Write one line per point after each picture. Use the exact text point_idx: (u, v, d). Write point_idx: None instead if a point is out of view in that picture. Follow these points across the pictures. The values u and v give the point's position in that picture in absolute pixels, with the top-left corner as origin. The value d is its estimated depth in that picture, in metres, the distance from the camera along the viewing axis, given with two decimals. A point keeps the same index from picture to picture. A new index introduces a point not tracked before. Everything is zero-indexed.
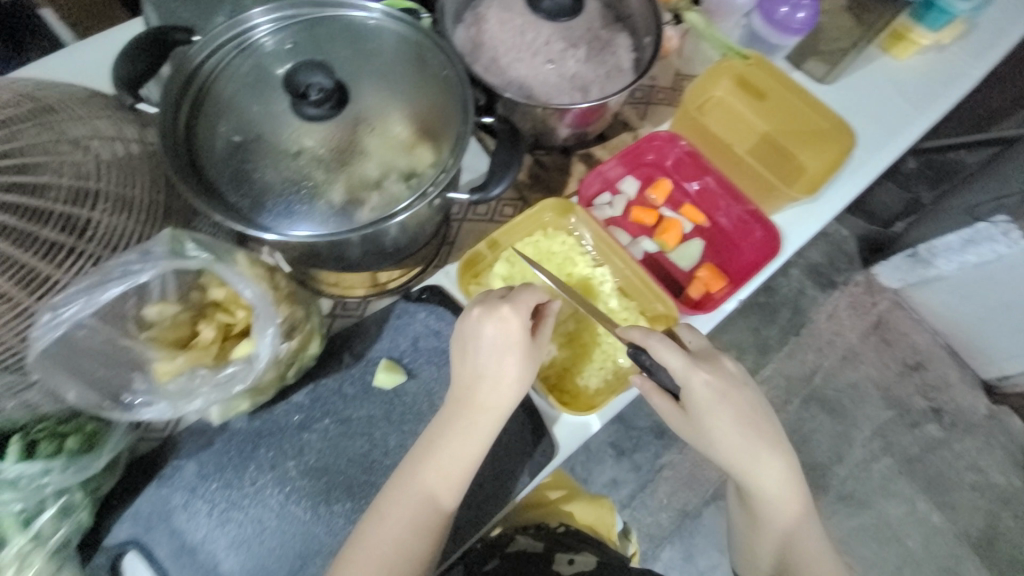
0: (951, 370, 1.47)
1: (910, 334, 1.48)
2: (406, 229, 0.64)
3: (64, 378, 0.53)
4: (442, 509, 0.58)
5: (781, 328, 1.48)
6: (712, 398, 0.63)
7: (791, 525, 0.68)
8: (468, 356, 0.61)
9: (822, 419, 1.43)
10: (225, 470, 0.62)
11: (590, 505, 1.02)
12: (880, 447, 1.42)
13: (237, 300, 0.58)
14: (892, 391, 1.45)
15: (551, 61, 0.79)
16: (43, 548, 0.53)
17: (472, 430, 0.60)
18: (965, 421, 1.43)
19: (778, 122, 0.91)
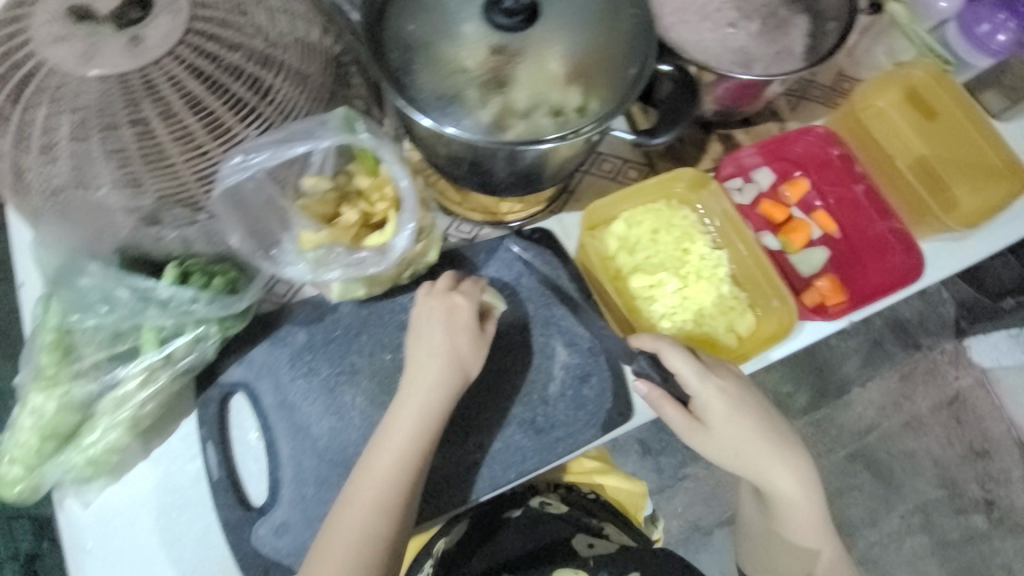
0: (1016, 467, 1.35)
1: (984, 419, 1.35)
2: (552, 162, 0.61)
3: (232, 221, 0.58)
4: (404, 491, 0.57)
5: (851, 372, 1.31)
6: (728, 407, 0.65)
7: (804, 521, 0.71)
8: (423, 337, 0.61)
9: (864, 480, 1.31)
10: (332, 345, 0.66)
11: (623, 482, 0.93)
12: (919, 523, 1.31)
13: (380, 189, 0.59)
14: (948, 471, 1.33)
15: (733, 25, 0.76)
16: (172, 366, 0.58)
17: (433, 413, 0.59)
18: (1014, 520, 1.34)
19: (945, 147, 0.83)
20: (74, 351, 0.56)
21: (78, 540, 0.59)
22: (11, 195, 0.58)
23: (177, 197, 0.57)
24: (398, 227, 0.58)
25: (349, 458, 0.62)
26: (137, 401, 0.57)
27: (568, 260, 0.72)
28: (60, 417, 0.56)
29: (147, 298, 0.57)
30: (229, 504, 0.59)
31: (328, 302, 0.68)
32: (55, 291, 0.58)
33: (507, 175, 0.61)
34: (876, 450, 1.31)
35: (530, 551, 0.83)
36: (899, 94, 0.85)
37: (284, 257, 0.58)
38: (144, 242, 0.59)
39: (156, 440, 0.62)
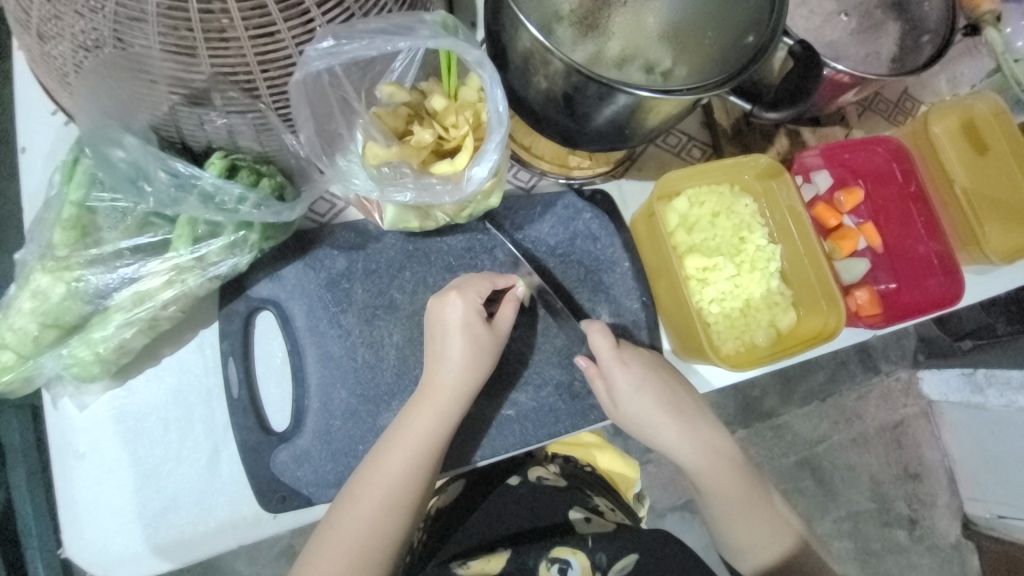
0: (941, 492, 1.31)
1: (922, 447, 1.30)
2: (660, 118, 0.54)
3: (303, 116, 0.50)
4: (415, 486, 0.55)
5: (816, 382, 1.26)
6: (632, 387, 0.62)
7: (736, 503, 0.67)
8: (437, 345, 0.58)
9: (804, 486, 1.25)
10: (374, 275, 0.62)
11: (616, 457, 0.85)
12: (847, 529, 1.27)
13: (457, 112, 0.54)
14: (882, 487, 1.28)
15: (846, 12, 0.73)
16: (203, 270, 0.53)
17: (440, 428, 0.56)
18: (932, 541, 1.30)
19: (985, 184, 0.77)
20: (94, 232, 0.51)
21: (68, 444, 0.54)
22: (31, 39, 0.48)
23: (230, 74, 0.46)
24: (479, 154, 0.53)
25: (383, 397, 0.60)
26: (159, 301, 0.52)
27: (623, 228, 0.69)
28: (64, 306, 0.50)
29: (188, 186, 0.50)
30: (248, 425, 0.56)
31: (373, 230, 0.62)
32: (81, 158, 0.51)
33: (604, 122, 0.54)
34: (821, 459, 1.26)
35: (524, 526, 0.71)
36: (957, 124, 0.78)
37: (350, 169, 0.54)
38: (181, 123, 0.51)
39: (170, 346, 0.57)
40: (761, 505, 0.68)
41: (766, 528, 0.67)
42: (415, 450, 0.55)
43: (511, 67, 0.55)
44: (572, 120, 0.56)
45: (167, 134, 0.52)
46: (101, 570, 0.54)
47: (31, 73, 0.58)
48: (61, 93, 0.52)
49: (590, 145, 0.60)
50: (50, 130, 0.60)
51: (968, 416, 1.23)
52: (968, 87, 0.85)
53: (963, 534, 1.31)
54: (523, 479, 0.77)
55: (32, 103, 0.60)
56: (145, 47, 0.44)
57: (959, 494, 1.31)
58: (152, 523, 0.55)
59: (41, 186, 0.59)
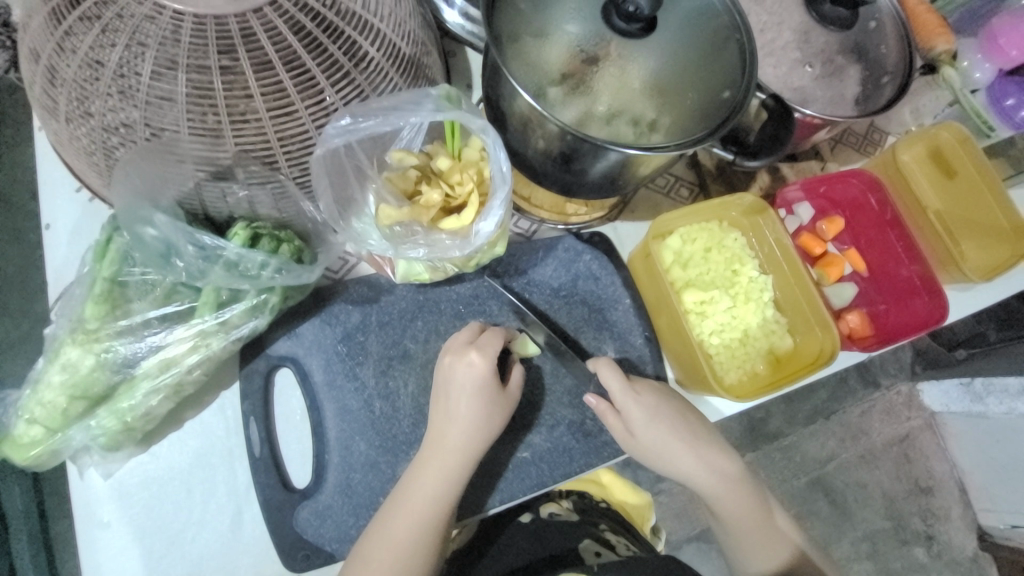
0: (953, 505, 1.31)
1: (929, 459, 1.30)
2: (650, 169, 0.59)
3: (322, 184, 0.54)
4: (429, 544, 0.55)
5: (819, 401, 1.27)
6: (648, 417, 0.63)
7: (754, 526, 0.67)
8: (450, 394, 0.59)
9: (818, 507, 1.24)
10: (389, 327, 0.64)
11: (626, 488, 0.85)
12: (865, 549, 1.26)
13: (462, 171, 0.58)
14: (895, 504, 1.28)
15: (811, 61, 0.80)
16: (226, 334, 0.55)
17: (455, 484, 0.57)
18: (950, 556, 1.29)
19: (954, 206, 0.83)
20: (123, 304, 0.53)
21: (93, 514, 0.55)
22: (65, 129, 0.52)
23: (249, 150, 0.50)
24: (485, 210, 0.56)
25: (401, 445, 0.61)
26: (184, 366, 0.54)
27: (622, 267, 0.73)
28: (93, 377, 0.52)
29: (213, 257, 0.53)
30: (270, 483, 0.57)
31: (384, 283, 0.65)
32: (114, 238, 0.54)
33: (599, 175, 0.59)
34: (832, 478, 1.26)
35: (533, 560, 0.70)
36: (924, 152, 0.84)
37: (365, 230, 0.58)
38: (205, 197, 0.54)
39: (192, 409, 0.58)
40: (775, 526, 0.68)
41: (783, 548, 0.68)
42: (432, 497, 0.56)
43: (510, 130, 0.59)
44: (569, 174, 0.60)
45: (191, 207, 0.55)
46: None
47: (58, 155, 0.62)
48: (90, 175, 0.56)
49: (587, 195, 0.64)
50: (75, 206, 0.63)
51: (971, 426, 1.24)
52: (931, 117, 0.93)
53: (980, 546, 1.30)
54: (534, 516, 0.76)
55: (59, 183, 0.63)
56: (174, 132, 0.49)
57: (971, 506, 1.31)
58: None
59: (67, 261, 0.62)
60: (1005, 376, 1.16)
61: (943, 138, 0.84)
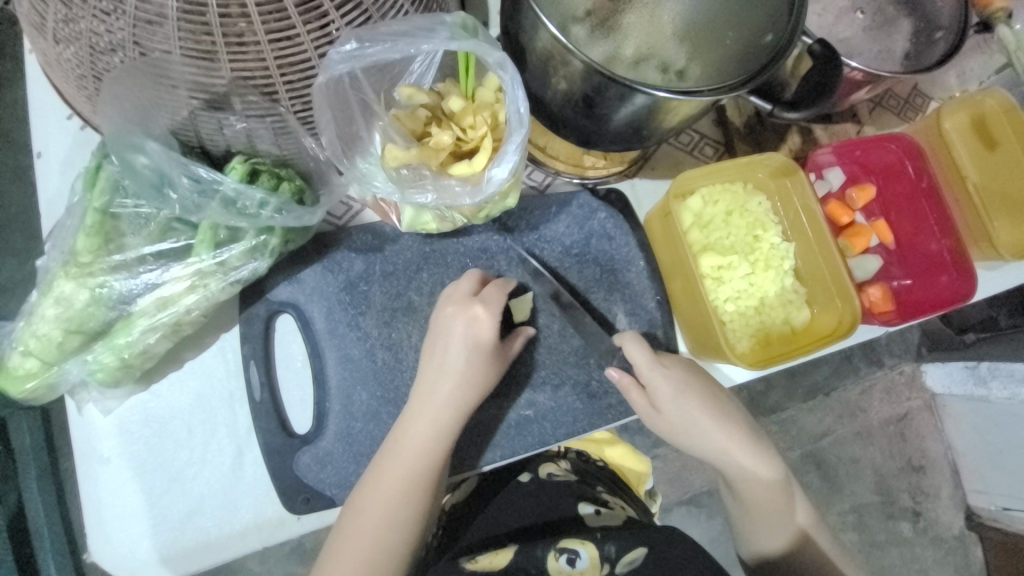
0: (944, 484, 1.31)
1: (925, 439, 1.30)
2: (681, 116, 0.54)
3: (325, 118, 0.50)
4: (426, 494, 0.55)
5: (822, 377, 1.25)
6: (673, 391, 0.63)
7: (775, 502, 0.67)
8: (439, 352, 0.57)
9: (809, 480, 1.25)
10: (393, 277, 0.62)
11: (627, 452, 0.84)
12: (851, 522, 1.27)
13: (475, 113, 0.54)
14: (885, 480, 1.29)
15: (861, 9, 0.73)
16: (225, 275, 0.53)
17: (445, 438, 0.56)
18: (935, 532, 1.31)
19: (996, 178, 0.77)
20: (117, 237, 0.51)
21: (93, 448, 0.55)
22: (45, 43, 0.47)
23: (248, 78, 0.45)
24: (498, 155, 0.53)
25: (403, 397, 0.60)
26: (182, 306, 0.52)
27: (638, 227, 0.69)
28: (89, 312, 0.50)
29: (210, 192, 0.50)
30: (270, 428, 0.57)
31: (390, 232, 0.62)
32: (104, 164, 0.51)
33: (622, 123, 0.54)
34: (826, 453, 1.26)
35: (533, 519, 0.70)
36: (966, 119, 0.78)
37: (370, 172, 0.54)
38: (200, 128, 0.51)
39: (191, 351, 0.57)
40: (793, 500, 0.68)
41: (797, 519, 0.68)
42: (422, 454, 0.55)
43: (530, 68, 0.55)
44: (591, 121, 0.56)
45: (186, 138, 0.52)
46: (129, 573, 0.55)
47: (46, 78, 0.58)
48: (78, 100, 0.52)
49: (607, 146, 0.60)
50: (66, 135, 0.60)
51: (971, 408, 1.23)
52: (976, 83, 0.85)
53: (967, 525, 1.32)
54: (533, 476, 0.76)
55: (47, 109, 0.60)
56: (166, 52, 0.43)
57: (963, 486, 1.32)
58: (178, 526, 0.55)
59: (60, 193, 0.59)
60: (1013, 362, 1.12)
61: (986, 106, 0.78)
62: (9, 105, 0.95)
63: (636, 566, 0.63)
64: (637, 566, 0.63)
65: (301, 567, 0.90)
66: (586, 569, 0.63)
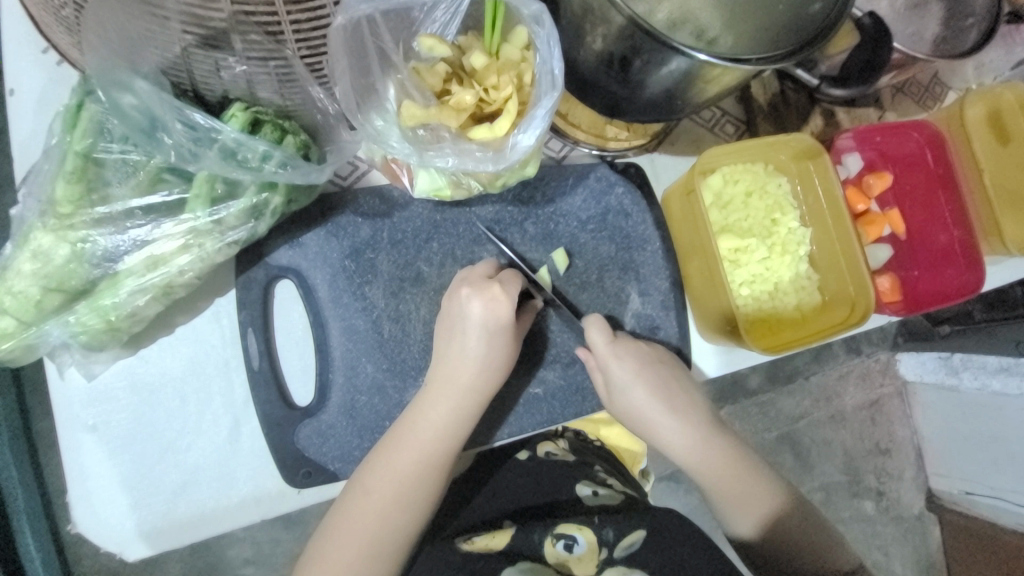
0: (909, 468, 1.37)
1: (897, 426, 1.35)
2: (719, 88, 0.51)
3: (337, 64, 0.45)
4: (435, 476, 0.54)
5: (806, 363, 1.28)
6: (623, 377, 0.61)
7: (738, 483, 0.66)
8: (459, 332, 0.55)
9: (784, 460, 1.29)
10: (402, 246, 0.58)
11: (625, 434, 0.83)
12: (820, 500, 1.32)
13: (500, 71, 0.49)
14: (856, 462, 1.34)
15: None
16: (221, 235, 0.49)
17: (463, 420, 0.54)
18: (896, 512, 1.37)
19: (1011, 175, 0.76)
20: (101, 187, 0.46)
21: (75, 415, 0.51)
22: None
23: (249, 13, 0.39)
24: (525, 121, 0.49)
25: (410, 371, 0.57)
26: (175, 266, 0.48)
27: (656, 205, 0.67)
28: (69, 269, 0.46)
29: (206, 141, 0.46)
30: (270, 399, 0.54)
31: (398, 196, 0.58)
32: (86, 103, 0.46)
33: (656, 90, 0.51)
34: (802, 434, 1.29)
35: (533, 498, 0.70)
36: (987, 110, 0.76)
37: (385, 130, 0.50)
38: (195, 68, 0.45)
39: (184, 315, 0.54)
40: (761, 482, 0.66)
41: (773, 499, 0.66)
42: (434, 436, 0.53)
43: (563, 25, 0.51)
44: (622, 86, 0.52)
45: (178, 79, 0.47)
46: (116, 546, 0.52)
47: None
48: (55, 29, 0.46)
49: (633, 117, 0.57)
50: (38, 69, 0.53)
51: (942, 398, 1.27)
52: (996, 75, 0.84)
53: (926, 506, 1.39)
54: (531, 454, 0.75)
55: (15, 38, 0.53)
56: None
57: (926, 469, 1.38)
58: (169, 499, 0.53)
59: (31, 133, 0.53)
60: (984, 354, 1.17)
61: (1007, 97, 0.76)
62: None
63: (633, 549, 0.64)
64: (636, 549, 0.64)
65: (285, 535, 0.89)
66: (583, 554, 0.64)
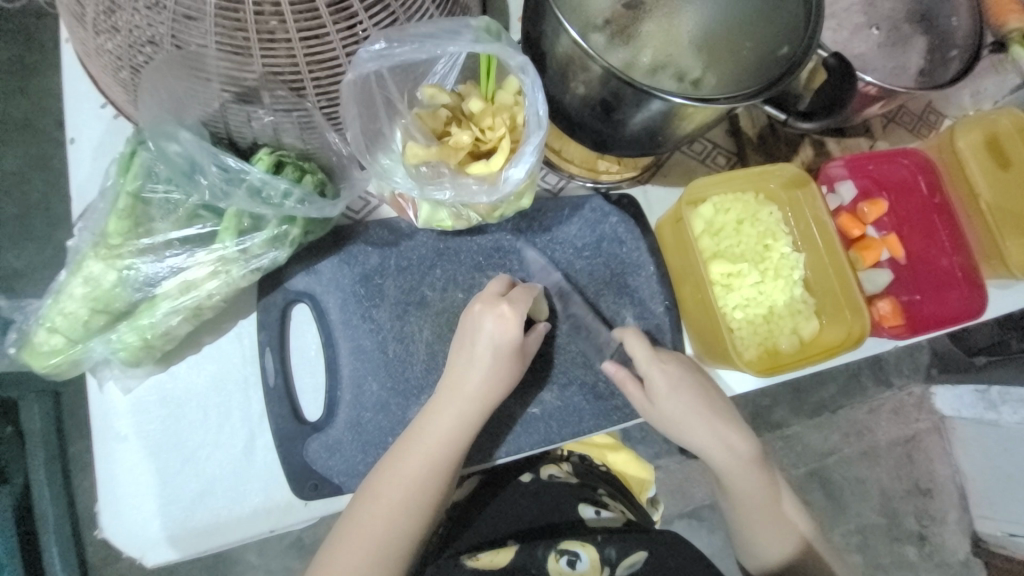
0: (951, 508, 1.29)
1: (934, 462, 1.28)
2: (695, 124, 0.55)
3: (347, 114, 0.52)
4: (439, 485, 0.56)
5: (830, 395, 1.25)
6: (670, 385, 0.64)
7: (764, 505, 0.68)
8: (467, 347, 0.59)
9: (812, 497, 1.24)
10: (407, 272, 0.63)
11: (631, 460, 0.84)
12: (855, 543, 1.25)
13: (494, 114, 0.55)
14: (891, 501, 1.27)
15: (875, 25, 0.75)
16: (246, 263, 0.55)
17: (468, 432, 0.57)
18: (941, 557, 1.28)
19: (1009, 198, 0.77)
20: (146, 222, 0.53)
21: (110, 425, 0.57)
22: (86, 35, 0.49)
23: (278, 73, 0.48)
24: (515, 156, 0.54)
25: (412, 390, 0.61)
26: (204, 290, 0.54)
27: (649, 233, 0.70)
28: (115, 292, 0.52)
29: (236, 181, 0.53)
30: (282, 414, 0.58)
31: (405, 228, 0.64)
32: (138, 150, 0.53)
33: (638, 127, 0.55)
34: (830, 471, 1.25)
35: (535, 519, 0.71)
36: (979, 138, 0.78)
37: (390, 167, 0.56)
38: (230, 119, 0.53)
39: (210, 335, 0.59)
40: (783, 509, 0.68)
41: (789, 528, 0.68)
42: (441, 446, 0.56)
43: (549, 73, 0.56)
44: (606, 125, 0.57)
45: (216, 129, 0.55)
46: (138, 551, 0.56)
47: (82, 67, 0.61)
48: (114, 89, 0.54)
49: (618, 153, 0.62)
50: (99, 123, 0.62)
51: (982, 433, 1.21)
52: (991, 101, 0.86)
53: (972, 551, 1.29)
54: (535, 476, 0.76)
55: (83, 99, 0.62)
56: (202, 46, 0.46)
57: (969, 511, 1.29)
58: (188, 507, 0.57)
59: (89, 177, 0.61)
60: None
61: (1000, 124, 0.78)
62: (41, 94, 1.01)
63: (635, 570, 0.64)
64: (637, 569, 0.64)
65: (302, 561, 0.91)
66: (586, 572, 0.64)
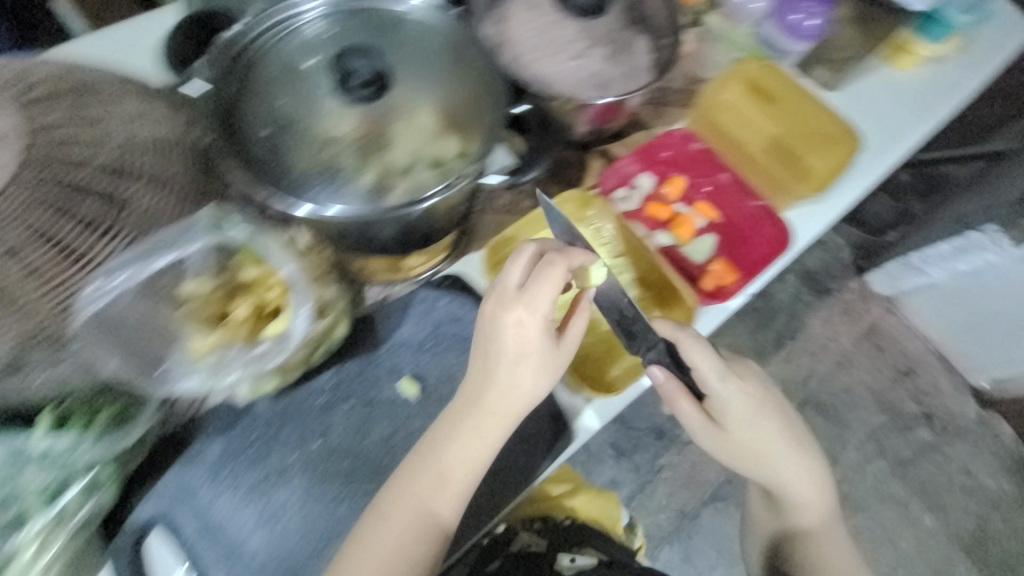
0: (940, 376, 1.40)
1: (902, 340, 1.42)
2: (435, 214, 0.62)
3: (104, 351, 0.54)
4: (431, 530, 0.58)
5: (777, 334, 1.40)
6: (722, 376, 0.67)
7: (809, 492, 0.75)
8: (485, 363, 0.58)
9: (815, 422, 1.36)
10: (250, 450, 0.62)
11: (592, 499, 0.92)
12: (874, 449, 1.35)
13: (266, 279, 0.58)
14: (884, 395, 1.38)
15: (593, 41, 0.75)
16: (66, 526, 0.55)
17: (469, 456, 0.58)
18: (953, 424, 1.37)
19: (779, 133, 0.86)
20: None
21: None
22: None
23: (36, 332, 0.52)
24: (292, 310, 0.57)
25: (302, 561, 0.60)
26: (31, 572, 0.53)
27: (480, 300, 0.72)
28: None
29: (23, 458, 0.53)
30: None
31: (240, 404, 0.64)
32: None
33: (393, 231, 0.62)
34: (817, 393, 1.37)
35: None
36: (740, 91, 0.87)
37: (179, 371, 0.56)
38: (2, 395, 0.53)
39: None
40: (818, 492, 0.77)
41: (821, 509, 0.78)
42: (432, 478, 0.57)
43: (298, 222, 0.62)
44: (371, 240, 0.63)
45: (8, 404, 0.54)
46: None
47: None
48: None
49: (405, 249, 0.68)
50: None
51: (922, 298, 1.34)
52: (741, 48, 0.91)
53: (981, 406, 1.39)
54: (504, 559, 0.78)
55: None
56: None
57: (960, 371, 1.40)
58: None
59: None
60: (933, 244, 1.20)
61: (754, 69, 0.87)
62: None
63: None
64: None
65: None
66: None
